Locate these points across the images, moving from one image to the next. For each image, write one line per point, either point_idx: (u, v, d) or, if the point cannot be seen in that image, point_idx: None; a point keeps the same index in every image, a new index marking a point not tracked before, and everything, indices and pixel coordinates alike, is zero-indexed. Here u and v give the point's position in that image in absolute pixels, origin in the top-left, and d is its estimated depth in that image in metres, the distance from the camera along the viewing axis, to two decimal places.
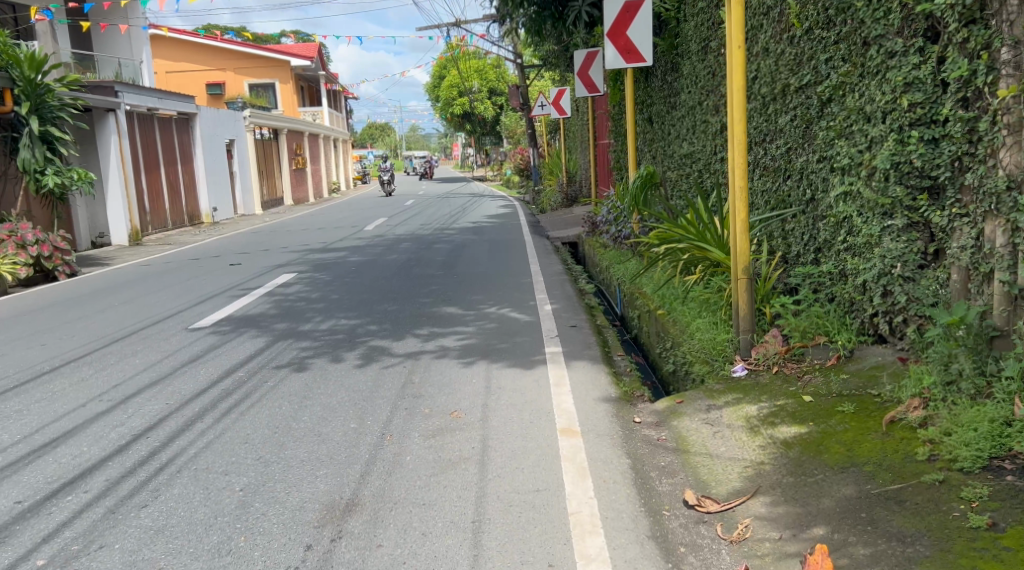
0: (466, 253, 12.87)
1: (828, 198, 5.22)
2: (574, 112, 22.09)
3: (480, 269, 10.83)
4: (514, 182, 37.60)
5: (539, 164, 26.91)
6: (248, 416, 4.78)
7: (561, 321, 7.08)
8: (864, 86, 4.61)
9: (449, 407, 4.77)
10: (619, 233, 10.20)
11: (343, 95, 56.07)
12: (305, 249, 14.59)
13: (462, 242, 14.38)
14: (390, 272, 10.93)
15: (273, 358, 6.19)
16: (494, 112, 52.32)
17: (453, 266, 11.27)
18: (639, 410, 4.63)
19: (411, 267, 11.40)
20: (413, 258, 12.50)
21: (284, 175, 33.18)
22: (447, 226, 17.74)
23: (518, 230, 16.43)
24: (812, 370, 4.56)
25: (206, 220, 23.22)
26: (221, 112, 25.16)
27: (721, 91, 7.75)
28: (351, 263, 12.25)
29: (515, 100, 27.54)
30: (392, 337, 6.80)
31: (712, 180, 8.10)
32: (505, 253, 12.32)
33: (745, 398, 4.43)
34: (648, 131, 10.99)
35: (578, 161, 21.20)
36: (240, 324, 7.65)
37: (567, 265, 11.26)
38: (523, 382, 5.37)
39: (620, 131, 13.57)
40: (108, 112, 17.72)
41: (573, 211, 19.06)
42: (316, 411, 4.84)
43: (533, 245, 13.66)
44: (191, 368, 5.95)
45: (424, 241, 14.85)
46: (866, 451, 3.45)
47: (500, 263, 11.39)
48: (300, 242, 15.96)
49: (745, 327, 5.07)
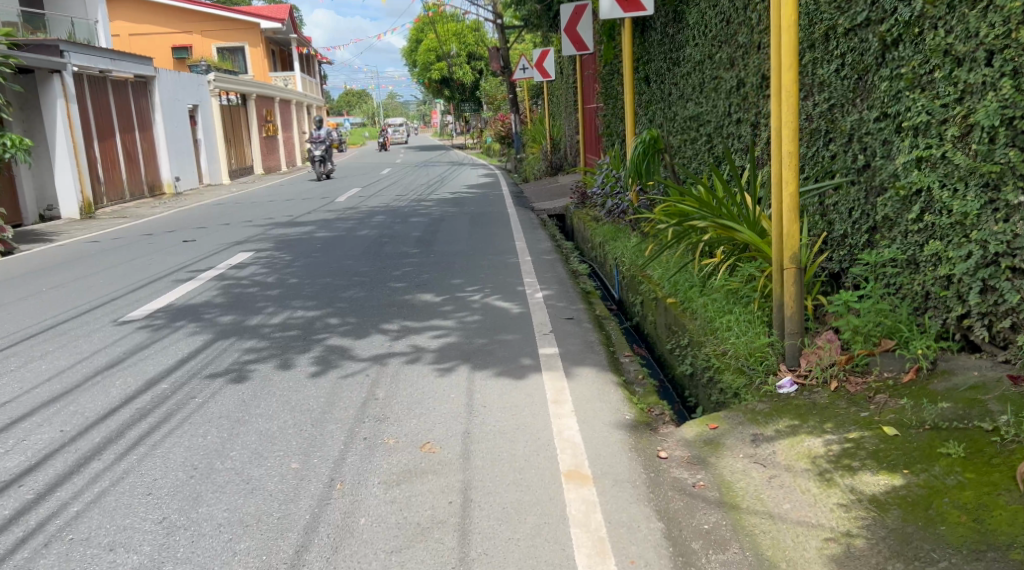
0: (443, 227, 11.77)
1: (891, 165, 4.19)
2: (558, 74, 21.00)
3: (460, 246, 9.75)
4: (494, 150, 36.53)
5: (521, 130, 25.77)
6: (160, 450, 3.72)
7: (555, 313, 6.05)
8: (953, 19, 3.58)
9: (420, 437, 3.72)
10: (615, 207, 9.16)
11: (317, 60, 54.29)
12: (269, 223, 13.42)
13: (440, 215, 13.28)
14: (359, 251, 9.82)
15: (208, 363, 5.12)
16: (473, 78, 51.06)
17: (430, 243, 10.18)
18: (664, 442, 3.62)
19: (383, 244, 10.32)
20: (386, 233, 11.39)
21: (254, 143, 31.76)
22: (424, 197, 16.65)
23: (501, 201, 15.36)
24: (886, 388, 3.57)
25: (168, 191, 21.91)
26: (182, 76, 23.74)
27: (738, 41, 6.69)
28: (317, 239, 11.15)
29: (496, 63, 26.35)
30: (356, 335, 5.74)
31: (726, 145, 7.07)
32: (487, 228, 11.25)
33: (802, 427, 3.43)
34: (646, 94, 9.98)
35: (563, 127, 20.16)
36: (179, 316, 6.56)
37: (556, 241, 10.24)
38: (513, 395, 4.33)
39: (612, 93, 12.55)
40: (52, 73, 16.40)
41: (558, 180, 18.04)
42: (250, 442, 3.78)
43: (517, 218, 12.63)
44: (105, 378, 4.87)
45: (399, 214, 13.73)
46: (1004, 523, 2.47)
47: (481, 239, 10.30)
48: (265, 215, 14.78)
49: (792, 329, 4.01)
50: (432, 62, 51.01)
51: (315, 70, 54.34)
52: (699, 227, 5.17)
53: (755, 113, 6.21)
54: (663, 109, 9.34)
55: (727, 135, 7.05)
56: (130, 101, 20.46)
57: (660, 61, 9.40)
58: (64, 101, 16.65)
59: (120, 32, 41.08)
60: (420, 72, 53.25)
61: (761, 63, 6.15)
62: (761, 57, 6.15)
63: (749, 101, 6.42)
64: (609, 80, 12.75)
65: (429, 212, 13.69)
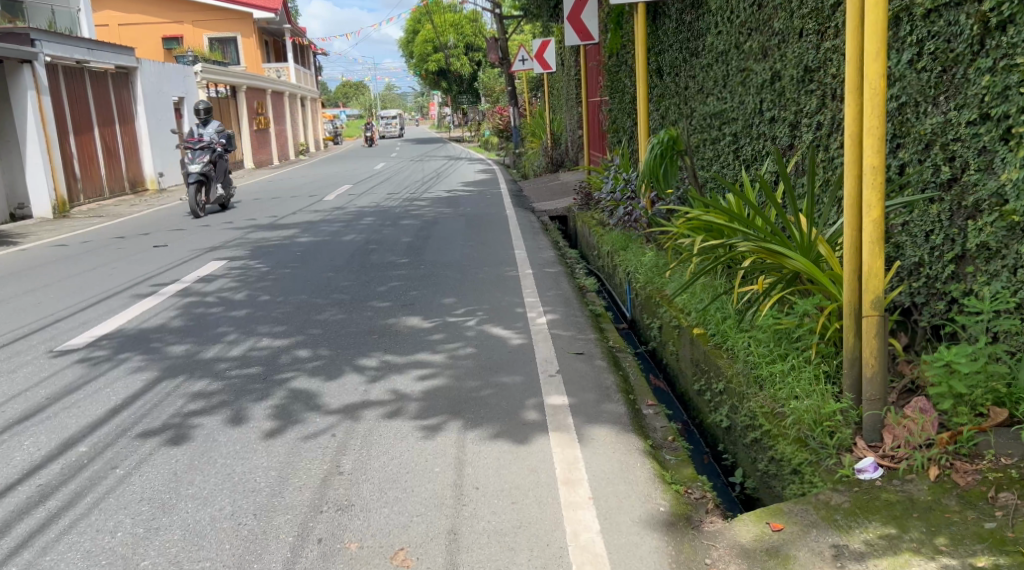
0: (437, 232, 10.86)
1: (995, 181, 3.32)
2: (559, 66, 20.07)
3: (454, 255, 8.85)
4: (493, 144, 35.60)
5: (520, 124, 24.84)
6: (50, 560, 2.87)
7: (563, 346, 5.17)
8: None
9: (392, 542, 2.87)
10: (626, 213, 8.27)
11: (311, 50, 53.16)
12: (250, 225, 12.51)
13: (433, 217, 12.38)
14: (343, 259, 8.91)
15: (144, 414, 4.24)
16: (471, 69, 50.07)
17: (420, 251, 9.30)
18: (713, 553, 2.75)
19: (369, 252, 9.44)
20: (373, 239, 10.47)
21: (245, 136, 30.78)
22: (418, 196, 15.76)
23: (499, 201, 14.46)
24: (1011, 483, 2.70)
25: (151, 187, 20.98)
26: (166, 66, 22.74)
27: (773, 26, 5.81)
28: (298, 245, 10.26)
29: (493, 54, 25.43)
30: (327, 373, 4.86)
31: (758, 147, 6.20)
32: (484, 234, 10.35)
33: (905, 542, 2.56)
34: (658, 89, 9.12)
35: (564, 121, 19.27)
36: (125, 344, 5.66)
37: (559, 249, 9.35)
38: (514, 468, 3.44)
39: (620, 86, 11.68)
40: (22, 63, 15.48)
41: (560, 177, 17.16)
42: (171, 548, 2.92)
43: (517, 220, 11.76)
44: (14, 436, 4.00)
45: (389, 215, 12.86)
46: None
47: (477, 246, 9.41)
48: (248, 215, 13.88)
49: (872, 395, 3.14)
50: (429, 53, 50.02)
51: (309, 61, 53.25)
52: (738, 250, 4.28)
53: (795, 110, 5.34)
54: (679, 103, 8.45)
55: (758, 134, 6.18)
56: (110, 94, 19.50)
57: (674, 51, 8.52)
58: (35, 94, 15.71)
59: (108, 22, 39.94)
60: (417, 64, 52.24)
61: (801, 52, 5.27)
62: (801, 44, 5.27)
63: (787, 96, 5.55)
64: (617, 70, 11.87)
65: (422, 214, 12.81)
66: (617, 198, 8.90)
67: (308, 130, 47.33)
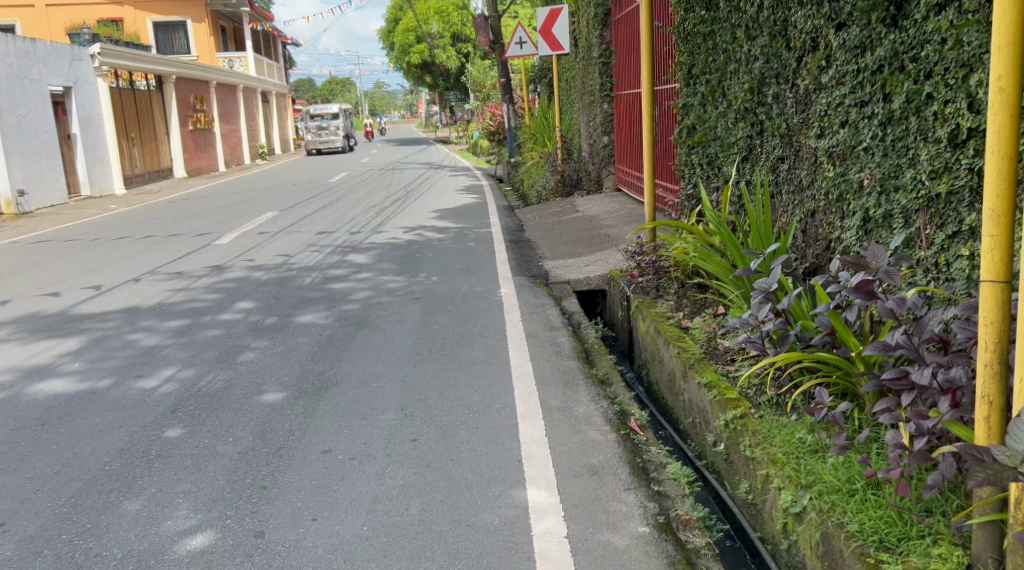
0: (352, 363, 5.05)
1: None
2: (572, 46, 14.38)
3: (349, 521, 3.07)
4: (483, 147, 29.98)
5: (517, 126, 19.15)
6: None
7: None
8: None
9: None
10: (898, 447, 2.59)
11: (279, 41, 47.10)
12: (17, 319, 6.63)
13: (366, 304, 6.66)
14: (31, 528, 3.10)
15: None
16: (458, 63, 44.23)
17: (274, 470, 3.55)
18: None
19: (151, 462, 3.67)
20: (202, 390, 4.66)
21: (176, 138, 24.88)
22: (362, 240, 10.03)
23: (489, 255, 8.82)
24: None
25: (6, 211, 15.20)
26: (37, 44, 16.77)
27: None
28: (15, 407, 4.44)
29: (483, 36, 19.72)
30: None
31: None
32: (454, 382, 4.56)
33: None
34: (923, 58, 3.67)
35: (585, 124, 13.61)
36: None
37: (643, 454, 3.67)
38: None
39: (732, 61, 6.10)
40: None
41: (582, 207, 11.54)
42: None
43: (526, 317, 6.07)
44: None
45: (288, 294, 7.09)
46: None
47: (428, 456, 3.61)
48: (50, 286, 8.00)
49: None
50: (411, 44, 44.34)
51: (276, 50, 46.91)
52: None
53: None
54: None
55: None
56: None
57: None
58: None
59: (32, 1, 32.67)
60: (400, 55, 46.11)
61: None
62: None
63: None
64: (722, 32, 6.29)
65: (345, 293, 7.09)
66: (832, 353, 3.36)
67: (271, 129, 41.30)
